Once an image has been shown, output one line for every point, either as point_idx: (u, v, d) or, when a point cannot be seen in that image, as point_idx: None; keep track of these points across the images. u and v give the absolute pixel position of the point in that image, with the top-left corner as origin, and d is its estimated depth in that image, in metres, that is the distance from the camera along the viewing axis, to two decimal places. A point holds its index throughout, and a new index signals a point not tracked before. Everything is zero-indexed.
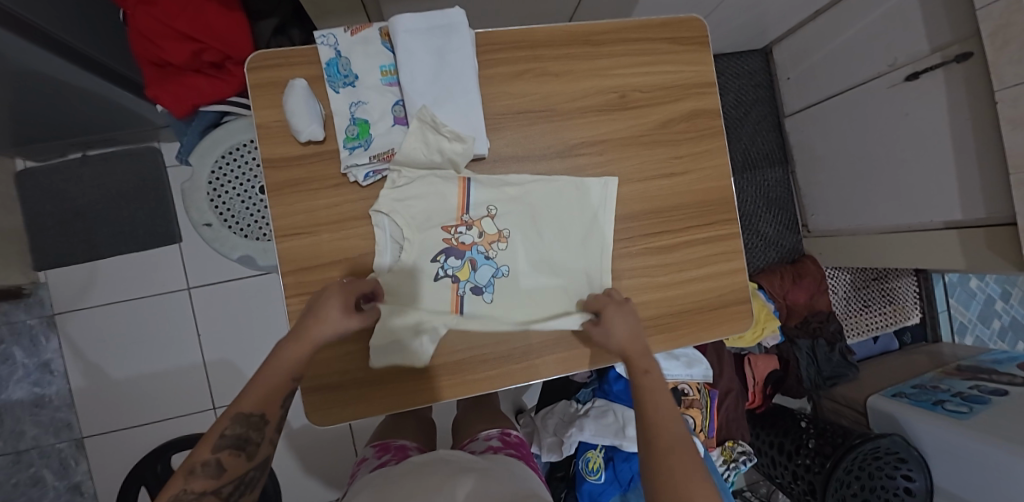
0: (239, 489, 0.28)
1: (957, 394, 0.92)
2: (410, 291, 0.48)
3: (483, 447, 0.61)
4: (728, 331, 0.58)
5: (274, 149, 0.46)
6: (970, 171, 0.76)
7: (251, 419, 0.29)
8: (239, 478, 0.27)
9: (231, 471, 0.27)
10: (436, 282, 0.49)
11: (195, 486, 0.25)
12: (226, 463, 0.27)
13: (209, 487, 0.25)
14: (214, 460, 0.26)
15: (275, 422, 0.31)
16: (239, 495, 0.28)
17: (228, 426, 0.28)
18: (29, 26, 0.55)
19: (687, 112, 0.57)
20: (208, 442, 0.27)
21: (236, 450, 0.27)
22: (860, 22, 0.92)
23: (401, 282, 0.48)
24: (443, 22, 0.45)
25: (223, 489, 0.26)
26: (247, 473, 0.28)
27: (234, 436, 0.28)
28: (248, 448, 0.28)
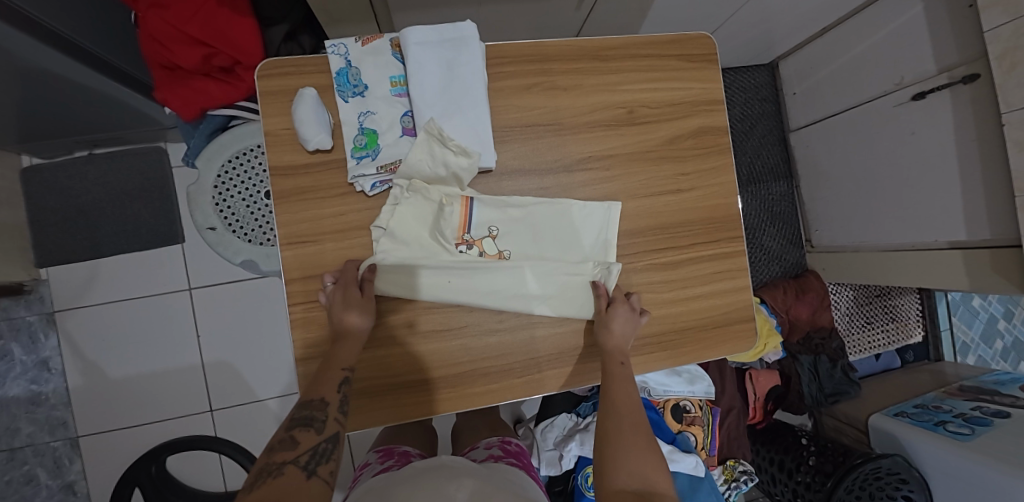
0: (317, 458, 0.30)
1: (959, 415, 0.91)
2: (407, 284, 0.47)
3: (484, 455, 0.60)
4: (731, 350, 0.58)
5: (281, 157, 0.46)
6: (975, 192, 0.76)
7: (312, 404, 0.35)
8: (313, 448, 0.30)
9: (305, 441, 0.31)
10: (435, 276, 0.48)
11: (276, 456, 0.28)
12: (298, 437, 0.31)
13: (288, 454, 0.29)
14: (289, 437, 0.31)
15: (338, 406, 0.36)
16: (318, 463, 0.29)
17: (294, 414, 0.33)
18: (41, 26, 0.55)
19: (695, 128, 0.57)
20: (280, 428, 0.32)
21: (303, 426, 0.32)
22: (868, 40, 0.92)
23: (398, 274, 0.47)
24: (454, 34, 0.45)
25: (301, 458, 0.29)
26: (319, 444, 0.31)
27: (299, 418, 0.33)
28: (314, 425, 0.33)
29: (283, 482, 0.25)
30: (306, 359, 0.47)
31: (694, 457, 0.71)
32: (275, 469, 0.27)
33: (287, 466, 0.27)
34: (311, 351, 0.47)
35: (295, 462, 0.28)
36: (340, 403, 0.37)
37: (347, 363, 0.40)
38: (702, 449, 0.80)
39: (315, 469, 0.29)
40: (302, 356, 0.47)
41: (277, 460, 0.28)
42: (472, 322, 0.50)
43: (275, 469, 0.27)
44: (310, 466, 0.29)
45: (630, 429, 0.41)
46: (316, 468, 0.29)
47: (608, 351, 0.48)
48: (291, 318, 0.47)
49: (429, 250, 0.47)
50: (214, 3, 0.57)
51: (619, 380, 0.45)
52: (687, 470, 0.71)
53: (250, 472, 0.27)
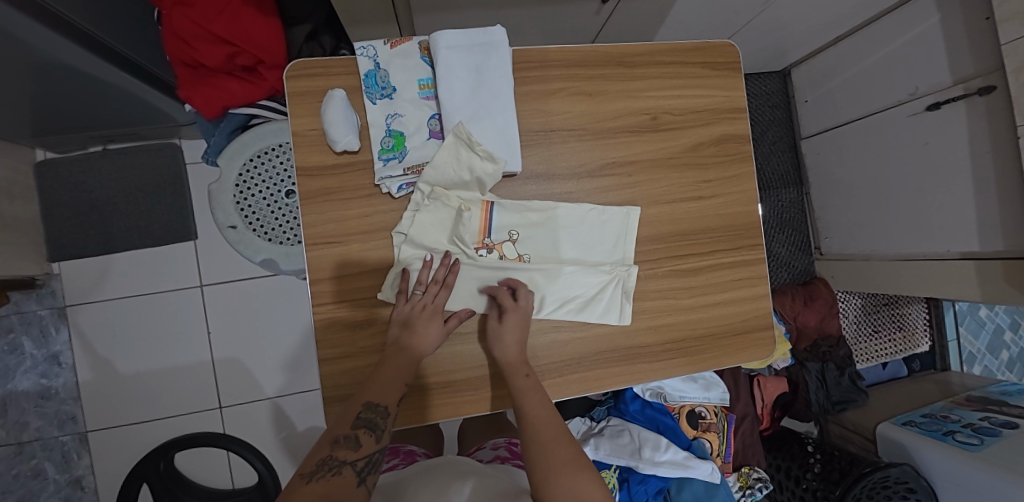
0: (367, 467, 0.34)
1: (968, 425, 0.91)
2: None
3: (491, 456, 0.60)
4: (750, 357, 0.58)
5: (309, 158, 0.46)
6: (988, 204, 0.77)
7: (377, 407, 0.38)
8: (368, 456, 0.34)
9: (364, 446, 0.34)
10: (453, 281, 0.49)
11: (339, 452, 0.33)
12: (361, 439, 0.35)
13: (348, 455, 0.33)
14: (353, 436, 0.35)
15: (394, 417, 0.39)
16: (368, 472, 0.33)
17: (361, 412, 0.37)
18: (64, 22, 0.55)
19: (717, 136, 0.58)
20: (348, 422, 0.36)
21: (367, 430, 0.36)
22: (882, 49, 0.92)
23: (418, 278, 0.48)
24: (484, 39, 0.46)
25: (358, 462, 0.33)
26: (374, 453, 0.35)
27: (364, 419, 0.36)
28: (375, 432, 0.36)
29: (334, 486, 0.29)
30: (327, 360, 0.47)
31: (710, 464, 0.71)
32: (334, 466, 0.31)
33: (345, 468, 0.32)
34: (332, 352, 0.47)
35: (352, 465, 0.32)
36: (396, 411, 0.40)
37: (408, 375, 0.42)
38: (717, 455, 0.80)
39: (365, 478, 0.33)
40: (324, 356, 0.47)
41: (339, 458, 0.32)
42: None
43: (336, 467, 0.31)
44: (362, 473, 0.33)
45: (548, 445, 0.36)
46: (366, 477, 0.33)
47: (509, 365, 0.45)
48: (316, 318, 0.47)
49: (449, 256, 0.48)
50: (239, 3, 0.57)
51: (529, 392, 0.42)
52: (703, 476, 0.70)
53: (316, 457, 0.32)
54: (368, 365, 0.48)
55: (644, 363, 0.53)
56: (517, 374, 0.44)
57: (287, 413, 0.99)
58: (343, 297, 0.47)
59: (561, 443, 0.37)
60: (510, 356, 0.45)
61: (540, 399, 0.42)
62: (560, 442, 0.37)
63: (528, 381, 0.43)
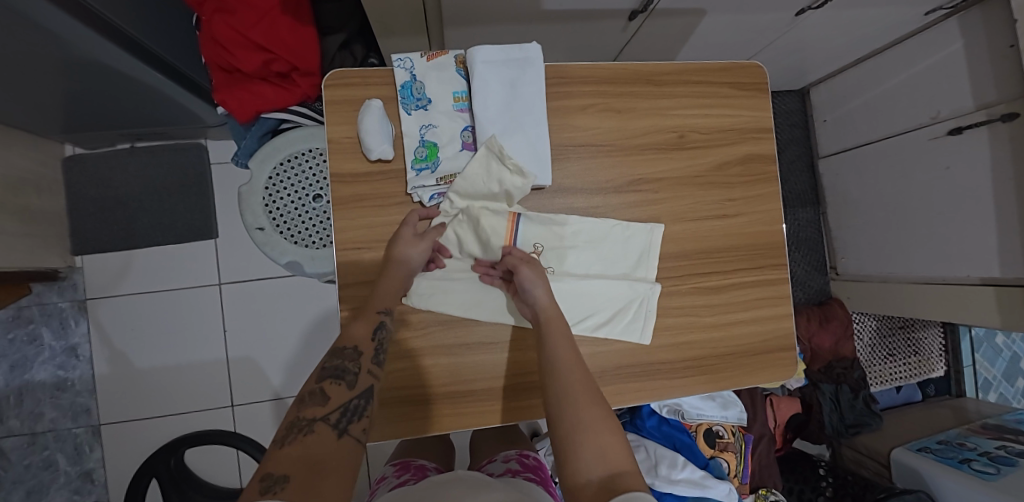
0: (348, 416, 0.31)
1: (983, 454, 0.90)
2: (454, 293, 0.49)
3: (502, 469, 0.60)
4: (771, 377, 0.58)
5: (343, 165, 0.47)
6: (1010, 231, 0.76)
7: (345, 353, 0.36)
8: (344, 405, 0.31)
9: (336, 397, 0.31)
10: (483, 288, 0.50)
11: (307, 409, 0.29)
12: (330, 391, 0.32)
13: (318, 411, 0.29)
14: (320, 391, 0.31)
15: (370, 355, 0.37)
16: (349, 421, 0.30)
17: (325, 363, 0.34)
18: (102, 20, 0.57)
19: (743, 155, 0.58)
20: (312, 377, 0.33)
21: (335, 379, 0.33)
22: (904, 73, 0.93)
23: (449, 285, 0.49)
24: (519, 55, 0.47)
25: (332, 415, 0.30)
26: (350, 400, 0.32)
27: (332, 368, 0.34)
28: (346, 378, 0.34)
29: (310, 442, 0.26)
30: None
31: (727, 485, 0.71)
32: (306, 425, 0.28)
33: (318, 424, 0.28)
34: None
35: (326, 419, 0.29)
36: (373, 354, 0.38)
37: (383, 305, 0.42)
38: (734, 476, 0.79)
39: (346, 427, 0.30)
40: None
41: (309, 415, 0.29)
42: (516, 337, 0.50)
43: (307, 425, 0.28)
44: (342, 424, 0.30)
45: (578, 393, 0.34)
46: (347, 426, 0.30)
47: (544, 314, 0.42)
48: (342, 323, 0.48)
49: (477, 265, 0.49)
50: (278, 11, 0.59)
51: (556, 337, 0.39)
52: (720, 497, 0.70)
53: (283, 423, 0.28)
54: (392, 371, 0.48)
55: (665, 379, 0.53)
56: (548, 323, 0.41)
57: None
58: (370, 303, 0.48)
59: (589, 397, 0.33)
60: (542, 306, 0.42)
61: (565, 347, 0.38)
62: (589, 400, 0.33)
63: (558, 328, 0.40)
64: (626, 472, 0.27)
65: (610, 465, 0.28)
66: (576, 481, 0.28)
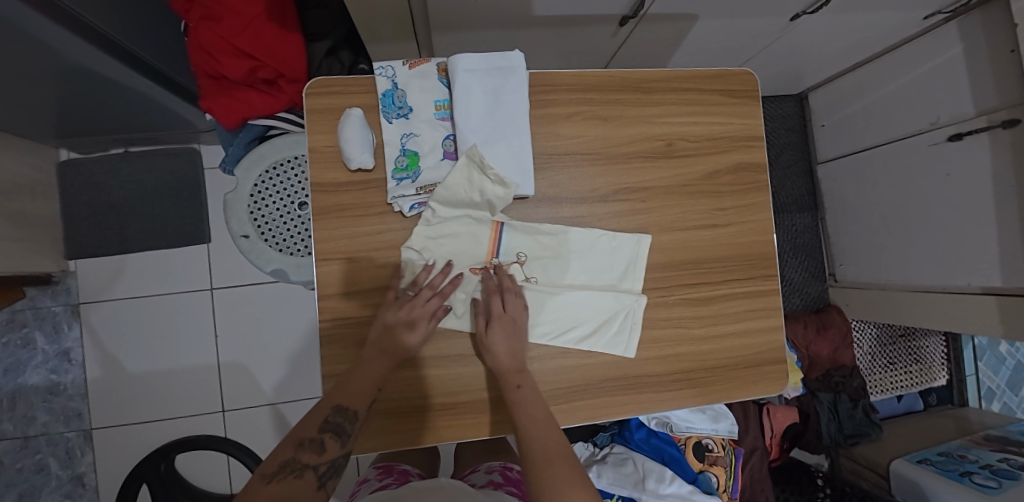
0: (330, 470, 0.34)
1: (985, 467, 0.88)
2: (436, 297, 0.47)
3: (484, 481, 0.59)
4: (762, 391, 0.56)
5: (323, 174, 0.46)
6: (1011, 240, 0.74)
7: (347, 411, 0.37)
8: (331, 460, 0.35)
9: (328, 450, 0.34)
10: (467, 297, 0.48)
11: (303, 456, 0.33)
12: (326, 443, 0.35)
13: (309, 459, 0.33)
14: (318, 440, 0.34)
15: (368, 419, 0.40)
16: (329, 476, 0.34)
17: (331, 414, 0.36)
18: (93, 30, 0.57)
19: (734, 164, 0.57)
20: (314, 425, 0.35)
21: (333, 434, 0.36)
22: (902, 78, 0.92)
23: None
24: (502, 63, 0.46)
25: (320, 466, 0.34)
26: (338, 457, 0.35)
27: (333, 422, 0.36)
28: (342, 436, 0.36)
29: (295, 489, 0.30)
30: (333, 376, 0.47)
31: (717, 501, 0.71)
32: (297, 469, 0.32)
33: (306, 472, 0.32)
34: (338, 368, 0.47)
35: (313, 469, 0.33)
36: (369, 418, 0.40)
37: (375, 385, 0.41)
38: (724, 491, 0.78)
39: (326, 482, 0.33)
40: (329, 373, 0.47)
41: (301, 461, 0.32)
42: None
43: (298, 470, 0.32)
44: (324, 477, 0.34)
45: (551, 451, 0.36)
46: (327, 481, 0.34)
47: (503, 372, 0.43)
48: (321, 334, 0.47)
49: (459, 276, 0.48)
50: (263, 18, 0.58)
51: (528, 405, 0.41)
52: None
53: (279, 459, 0.32)
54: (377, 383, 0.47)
55: (653, 393, 0.52)
56: (508, 385, 0.43)
57: (289, 420, 0.99)
58: (350, 314, 0.47)
59: (551, 456, 0.36)
60: (505, 363, 0.44)
61: (535, 414, 0.40)
62: (555, 461, 0.35)
63: (520, 393, 0.42)
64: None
65: None
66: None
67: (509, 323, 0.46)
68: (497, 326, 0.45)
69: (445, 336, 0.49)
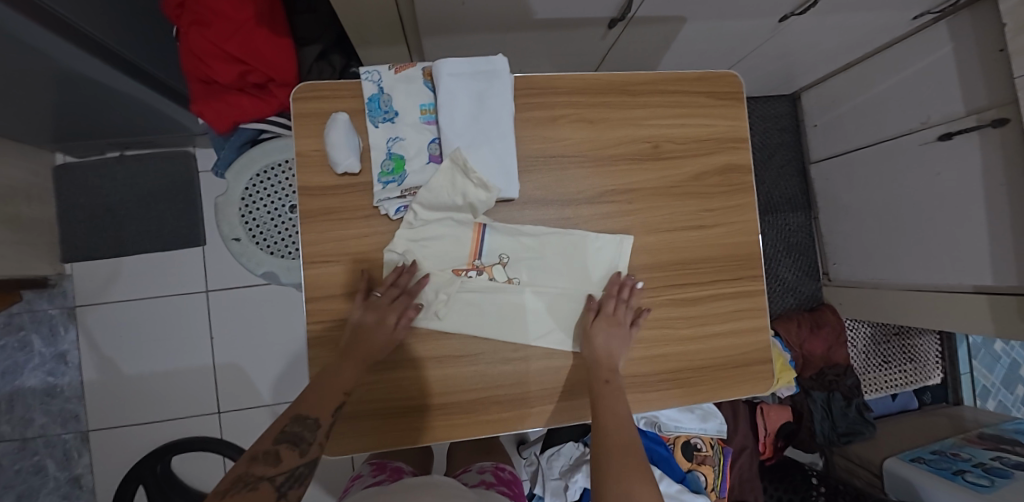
0: (291, 481, 0.31)
1: (978, 465, 0.88)
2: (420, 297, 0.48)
3: (476, 481, 0.59)
4: (749, 390, 0.57)
5: (311, 178, 0.47)
6: (1001, 238, 0.74)
7: (306, 421, 0.36)
8: (292, 469, 0.31)
9: (287, 460, 0.31)
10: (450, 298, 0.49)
11: (258, 468, 0.30)
12: (283, 453, 0.32)
13: (266, 470, 0.30)
14: (274, 451, 0.32)
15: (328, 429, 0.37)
16: (291, 486, 0.30)
17: (287, 426, 0.34)
18: (86, 37, 0.58)
19: (720, 165, 0.57)
20: (268, 438, 0.33)
21: (291, 444, 0.33)
22: (893, 78, 0.92)
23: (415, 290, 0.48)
24: (486, 67, 0.46)
25: (278, 477, 0.30)
26: (298, 467, 0.32)
27: (289, 433, 0.34)
28: (300, 445, 0.33)
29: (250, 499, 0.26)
30: None
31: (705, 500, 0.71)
32: (251, 482, 0.28)
33: (262, 484, 0.28)
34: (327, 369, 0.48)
35: (270, 480, 0.29)
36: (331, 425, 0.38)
37: (347, 387, 0.41)
38: (713, 490, 0.78)
39: (286, 493, 0.30)
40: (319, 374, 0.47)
41: (256, 473, 0.29)
42: (487, 350, 0.50)
43: (252, 482, 0.28)
44: (283, 488, 0.30)
45: (626, 446, 0.40)
46: (287, 492, 0.30)
47: (598, 366, 0.47)
48: (308, 336, 0.47)
49: (442, 278, 0.49)
50: (253, 23, 0.59)
51: (608, 398, 0.44)
52: None
53: (230, 475, 0.28)
54: (375, 384, 0.48)
55: (640, 393, 0.53)
56: (599, 378, 0.46)
57: None
58: (338, 316, 0.48)
59: (627, 449, 0.39)
60: (601, 355, 0.47)
61: (620, 410, 0.43)
62: (628, 455, 0.39)
63: (611, 387, 0.45)
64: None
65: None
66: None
67: (617, 325, 0.49)
68: (604, 321, 0.48)
69: (433, 338, 0.49)
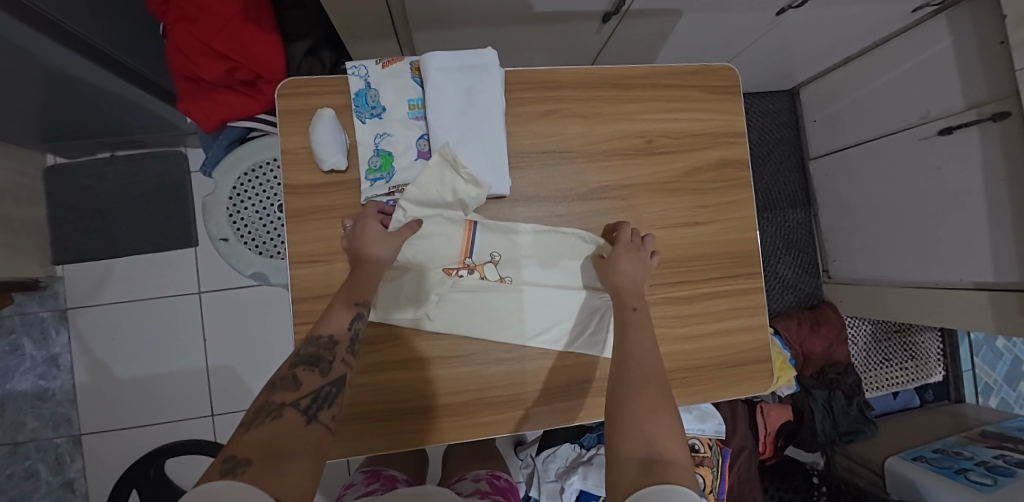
0: (319, 401, 0.28)
1: (981, 463, 0.87)
2: (411, 295, 0.47)
3: (471, 489, 0.58)
4: (747, 390, 0.56)
5: (297, 176, 0.46)
6: (1003, 233, 0.73)
7: (320, 340, 0.33)
8: (317, 389, 0.28)
9: (308, 382, 0.29)
10: (441, 299, 0.48)
11: (277, 394, 0.27)
12: (302, 376, 0.29)
13: (288, 396, 0.27)
14: (291, 375, 0.29)
15: (348, 344, 0.35)
16: (320, 407, 0.27)
17: (301, 350, 0.31)
18: (73, 36, 0.57)
19: (715, 161, 0.56)
20: (284, 363, 0.30)
21: (308, 365, 0.30)
22: (892, 72, 0.91)
23: (405, 288, 0.47)
24: (475, 61, 0.45)
25: (302, 400, 0.27)
26: (324, 386, 0.29)
27: (305, 355, 0.31)
28: (320, 365, 0.31)
29: (276, 429, 0.23)
30: None
31: None
32: (274, 410, 0.25)
33: (287, 409, 0.25)
34: None
35: (295, 404, 0.26)
36: (350, 343, 0.35)
37: (362, 297, 0.39)
38: (712, 492, 0.77)
39: (317, 414, 0.27)
40: None
41: (277, 400, 0.26)
42: (480, 350, 0.49)
43: (275, 410, 0.25)
44: (312, 410, 0.27)
45: (644, 376, 0.33)
46: (318, 413, 0.27)
47: (622, 296, 0.43)
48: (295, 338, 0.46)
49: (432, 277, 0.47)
50: (239, 19, 0.58)
51: (634, 328, 0.39)
52: None
53: (250, 409, 0.26)
54: (382, 384, 0.47)
55: None
56: (625, 307, 0.41)
57: None
58: None
59: (649, 379, 0.33)
60: (625, 285, 0.44)
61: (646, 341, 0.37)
62: (647, 382, 0.32)
63: (638, 314, 0.40)
64: (671, 465, 0.25)
65: (655, 444, 0.27)
66: (615, 454, 0.27)
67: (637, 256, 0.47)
68: (624, 247, 0.47)
69: (423, 338, 0.48)
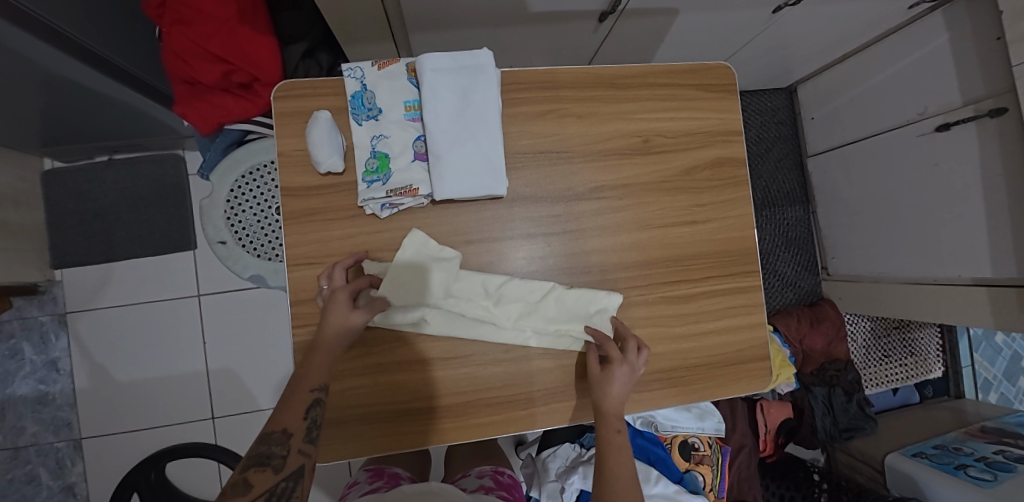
0: None
1: (981, 459, 0.87)
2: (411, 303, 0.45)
3: (475, 485, 0.58)
4: (746, 388, 0.56)
5: (294, 178, 0.46)
6: (1001, 228, 0.73)
7: (272, 437, 0.29)
8: (269, 489, 0.25)
9: (260, 482, 0.25)
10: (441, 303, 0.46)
11: None
12: (253, 477, 0.25)
13: None
14: (241, 480, 0.25)
15: (304, 435, 0.31)
16: None
17: (250, 448, 0.27)
18: (73, 42, 0.57)
19: (712, 159, 0.56)
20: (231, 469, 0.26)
21: (260, 465, 0.26)
22: (889, 69, 0.91)
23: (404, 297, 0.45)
24: (470, 62, 0.45)
25: None
26: (277, 484, 0.26)
27: (253, 455, 0.27)
28: (272, 462, 0.27)
29: None
30: None
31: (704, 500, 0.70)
32: None
33: None
34: None
35: None
36: (306, 433, 0.31)
37: (321, 380, 0.35)
38: (711, 490, 0.77)
39: None
40: None
41: None
42: (479, 351, 0.49)
43: None
44: None
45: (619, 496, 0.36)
46: None
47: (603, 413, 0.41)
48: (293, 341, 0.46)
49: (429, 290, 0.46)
50: (235, 21, 0.57)
51: (611, 452, 0.39)
52: None
53: None
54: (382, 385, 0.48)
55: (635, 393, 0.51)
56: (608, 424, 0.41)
57: None
58: None
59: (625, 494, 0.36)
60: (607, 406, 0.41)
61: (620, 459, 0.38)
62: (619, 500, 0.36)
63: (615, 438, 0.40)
64: None
65: None
66: None
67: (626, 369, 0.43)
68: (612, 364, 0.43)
69: (421, 339, 0.48)
